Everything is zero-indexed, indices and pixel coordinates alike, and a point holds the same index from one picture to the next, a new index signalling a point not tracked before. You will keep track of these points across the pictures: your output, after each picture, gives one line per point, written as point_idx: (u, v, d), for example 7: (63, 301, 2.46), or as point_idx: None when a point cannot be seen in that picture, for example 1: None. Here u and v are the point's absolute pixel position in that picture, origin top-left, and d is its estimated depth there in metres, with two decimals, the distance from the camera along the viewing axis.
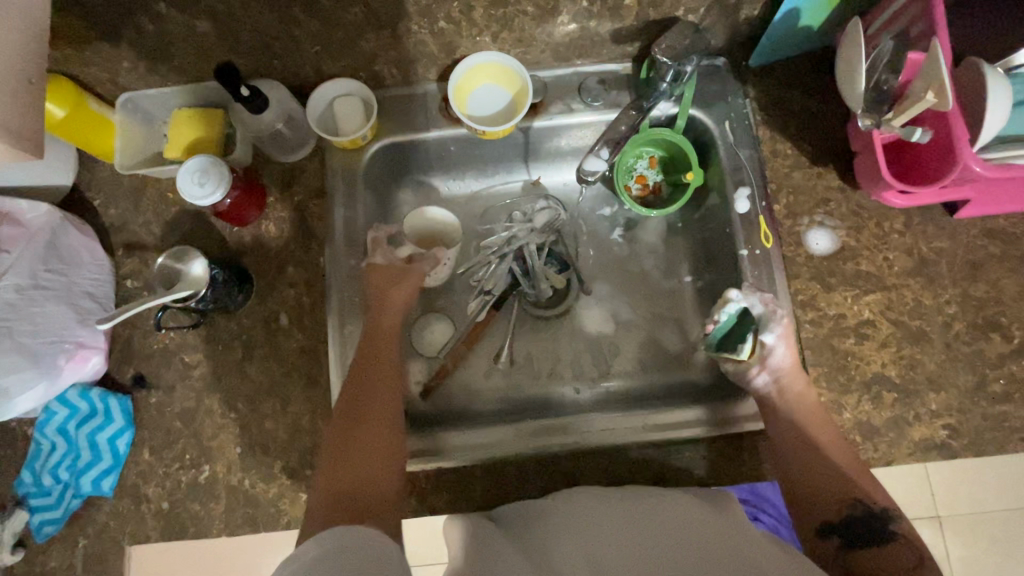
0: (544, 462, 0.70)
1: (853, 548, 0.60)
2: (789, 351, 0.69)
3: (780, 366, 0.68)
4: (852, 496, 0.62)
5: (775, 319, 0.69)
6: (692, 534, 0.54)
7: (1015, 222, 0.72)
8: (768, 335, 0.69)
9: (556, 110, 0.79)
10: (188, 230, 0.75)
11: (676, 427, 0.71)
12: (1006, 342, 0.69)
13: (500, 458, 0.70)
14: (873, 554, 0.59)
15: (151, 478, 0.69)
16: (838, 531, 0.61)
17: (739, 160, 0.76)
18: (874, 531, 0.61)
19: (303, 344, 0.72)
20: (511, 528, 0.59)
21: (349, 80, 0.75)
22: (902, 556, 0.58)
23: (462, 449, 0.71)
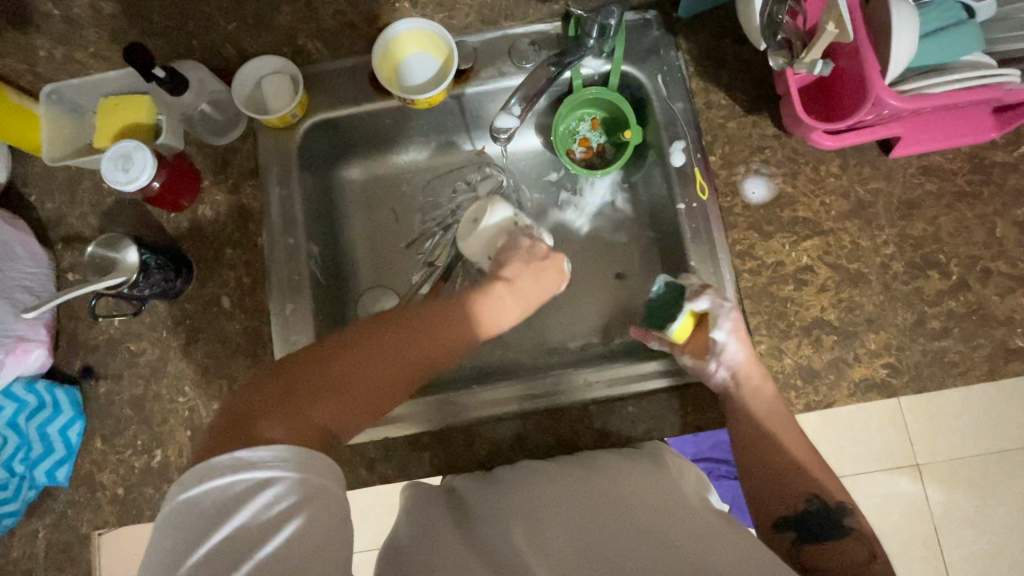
0: (514, 421, 0.70)
1: (805, 540, 0.61)
2: (742, 345, 0.66)
3: (734, 360, 0.66)
4: (807, 492, 0.63)
5: (723, 314, 0.67)
6: (638, 495, 0.54)
7: (951, 158, 0.72)
8: (718, 332, 0.66)
9: (487, 75, 0.77)
10: (124, 219, 0.74)
11: (638, 380, 0.71)
12: (945, 279, 0.69)
13: (468, 422, 0.71)
14: (825, 550, 0.60)
15: (105, 465, 0.70)
16: (794, 525, 0.62)
17: (673, 113, 0.76)
18: (830, 525, 0.62)
19: (246, 324, 0.72)
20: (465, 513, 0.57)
21: (274, 57, 0.74)
22: (853, 551, 0.60)
23: (436, 410, 0.71)
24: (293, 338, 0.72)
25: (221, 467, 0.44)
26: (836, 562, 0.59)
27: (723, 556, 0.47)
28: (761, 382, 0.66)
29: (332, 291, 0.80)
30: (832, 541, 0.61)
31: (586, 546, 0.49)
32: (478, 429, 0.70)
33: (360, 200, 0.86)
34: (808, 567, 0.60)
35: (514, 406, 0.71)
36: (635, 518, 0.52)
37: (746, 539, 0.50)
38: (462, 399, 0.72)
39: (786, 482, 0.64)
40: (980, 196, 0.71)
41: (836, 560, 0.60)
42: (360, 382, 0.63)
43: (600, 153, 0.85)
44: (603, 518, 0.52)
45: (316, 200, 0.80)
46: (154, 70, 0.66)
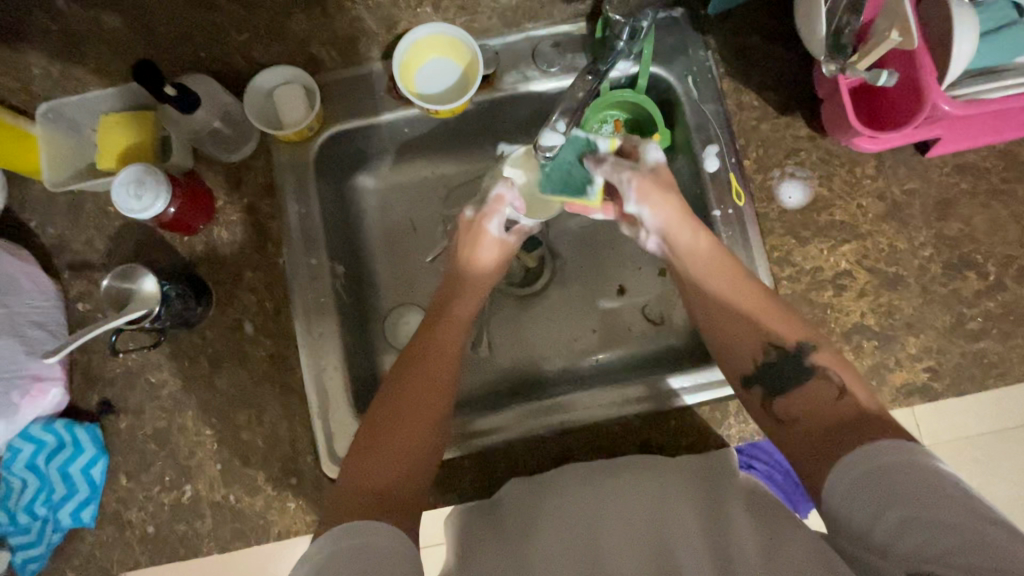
0: (532, 446, 0.69)
1: (776, 395, 0.63)
2: (655, 209, 0.70)
3: (657, 226, 0.71)
4: (767, 340, 0.64)
5: (626, 190, 0.71)
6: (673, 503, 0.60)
7: (985, 157, 0.71)
8: (629, 205, 0.71)
9: (511, 80, 0.74)
10: (134, 243, 0.70)
11: (615, 404, 0.70)
12: (982, 279, 0.69)
13: (504, 446, 0.69)
14: (797, 396, 0.61)
15: (133, 503, 0.67)
16: (761, 380, 0.63)
17: (704, 115, 0.73)
18: (795, 371, 0.62)
19: (271, 350, 0.69)
20: (510, 516, 0.62)
21: (286, 67, 0.70)
22: (823, 390, 0.60)
23: (462, 436, 0.69)
24: (322, 363, 0.69)
25: (347, 530, 0.52)
26: (807, 404, 0.61)
27: (741, 555, 0.54)
28: (694, 237, 0.69)
29: (356, 310, 0.77)
30: (801, 386, 0.62)
31: (615, 551, 0.57)
32: (517, 449, 0.69)
33: (378, 212, 0.83)
34: (783, 416, 0.61)
35: (535, 426, 0.69)
36: (662, 524, 0.58)
37: (778, 528, 0.55)
38: (478, 429, 0.70)
39: (743, 338, 0.65)
40: (1014, 194, 0.70)
41: (811, 404, 0.60)
42: (396, 438, 0.61)
43: None
44: (634, 523, 0.59)
45: (335, 216, 0.76)
46: (165, 88, 0.62)
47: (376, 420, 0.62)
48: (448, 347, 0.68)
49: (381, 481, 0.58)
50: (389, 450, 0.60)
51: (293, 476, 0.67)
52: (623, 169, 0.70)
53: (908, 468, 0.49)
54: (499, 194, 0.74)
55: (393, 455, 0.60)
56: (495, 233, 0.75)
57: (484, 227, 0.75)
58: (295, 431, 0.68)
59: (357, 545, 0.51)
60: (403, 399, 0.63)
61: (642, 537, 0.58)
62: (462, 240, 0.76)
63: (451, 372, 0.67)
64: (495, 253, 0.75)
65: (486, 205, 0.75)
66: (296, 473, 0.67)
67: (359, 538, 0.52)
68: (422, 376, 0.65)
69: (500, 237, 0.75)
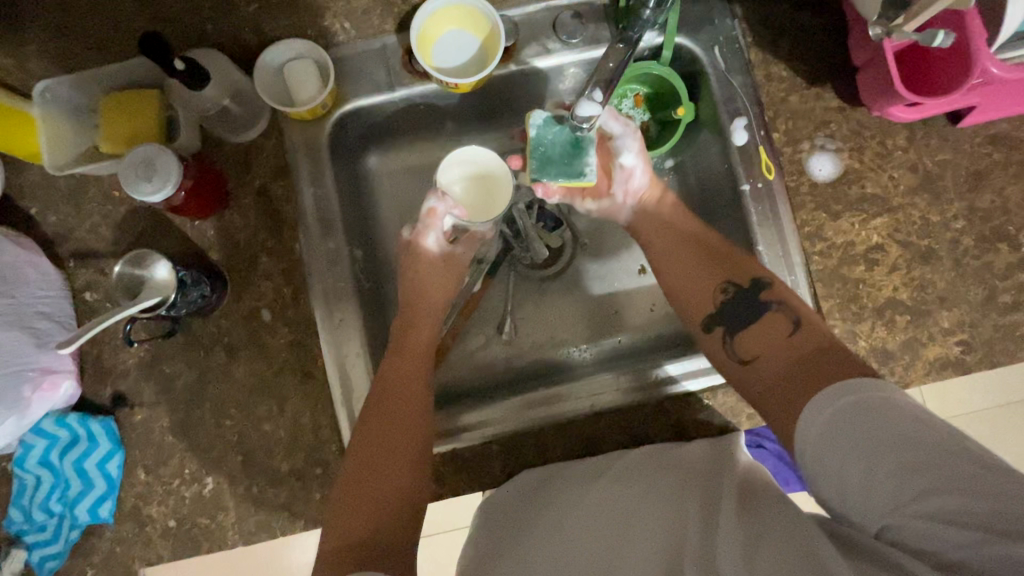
0: (549, 433, 0.67)
1: (736, 331, 0.63)
2: (646, 170, 0.74)
3: (639, 187, 0.74)
4: (724, 280, 0.66)
5: (628, 139, 0.72)
6: (677, 498, 0.55)
7: (1017, 126, 0.70)
8: (628, 157, 0.73)
9: (531, 52, 0.71)
10: (143, 229, 0.67)
11: (598, 392, 0.69)
12: (1014, 252, 0.68)
13: (517, 433, 0.67)
14: (752, 332, 0.62)
15: (152, 498, 0.65)
16: (720, 320, 0.64)
17: (732, 87, 0.71)
18: (754, 306, 0.63)
19: (290, 338, 0.67)
20: (505, 527, 0.60)
21: (298, 40, 0.67)
22: (780, 328, 0.60)
23: (477, 428, 0.68)
24: (343, 350, 0.67)
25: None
26: (764, 338, 0.61)
27: (725, 545, 0.47)
28: (661, 198, 0.74)
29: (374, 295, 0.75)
30: (756, 322, 0.62)
31: (605, 547, 0.52)
32: (534, 441, 0.67)
33: (393, 195, 0.80)
34: (747, 358, 0.61)
35: (519, 422, 0.68)
36: (660, 522, 0.52)
37: (763, 520, 0.49)
38: (463, 423, 0.69)
39: (699, 278, 0.67)
40: None
41: (764, 341, 0.61)
42: (382, 452, 0.59)
43: (644, 131, 0.80)
44: (625, 520, 0.54)
45: (350, 198, 0.74)
46: (174, 62, 0.59)
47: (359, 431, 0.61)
48: (412, 359, 0.67)
49: (366, 530, 0.55)
50: (376, 483, 0.58)
51: (318, 466, 0.65)
52: (620, 119, 0.72)
53: (859, 414, 0.47)
54: (431, 208, 0.70)
55: (383, 464, 0.59)
56: (434, 246, 0.73)
57: (422, 245, 0.72)
58: (318, 420, 0.66)
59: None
60: (379, 405, 0.62)
61: (634, 536, 0.52)
62: (406, 260, 0.74)
63: (421, 385, 0.65)
64: (440, 267, 0.74)
65: (419, 222, 0.72)
66: (321, 462, 0.65)
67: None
68: (387, 399, 0.62)
69: (443, 249, 0.74)
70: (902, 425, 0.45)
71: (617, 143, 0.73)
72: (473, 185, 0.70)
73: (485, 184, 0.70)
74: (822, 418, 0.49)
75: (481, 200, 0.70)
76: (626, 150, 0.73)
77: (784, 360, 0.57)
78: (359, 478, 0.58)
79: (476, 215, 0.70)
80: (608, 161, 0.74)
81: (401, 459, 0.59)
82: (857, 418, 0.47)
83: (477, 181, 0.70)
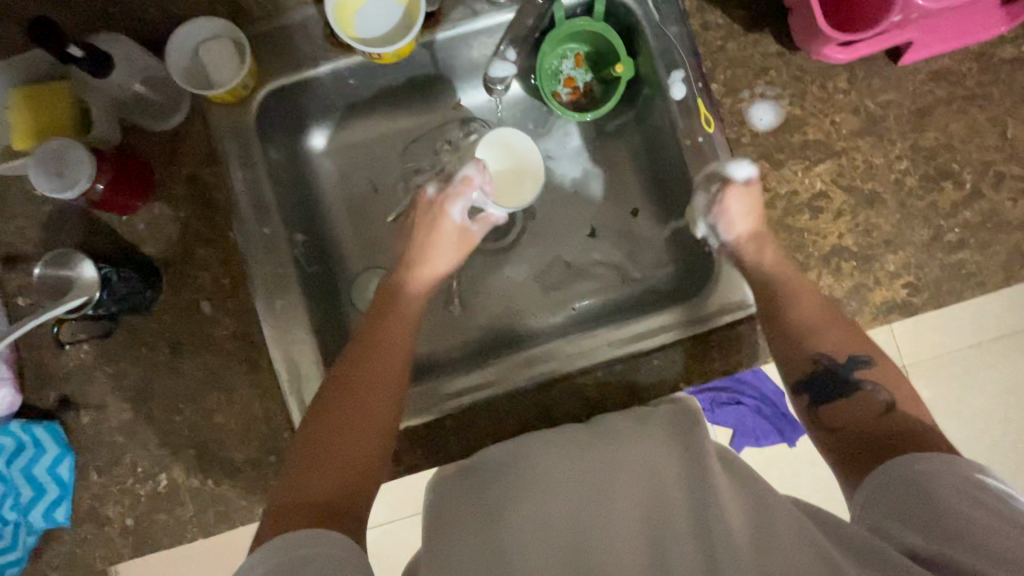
0: (507, 405, 0.67)
1: (820, 403, 0.60)
2: (747, 218, 0.66)
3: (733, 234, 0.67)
4: (815, 352, 0.61)
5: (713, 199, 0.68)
6: (657, 475, 0.54)
7: (960, 60, 0.68)
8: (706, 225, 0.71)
9: (459, 16, 0.68)
10: (71, 228, 0.65)
11: (586, 354, 0.69)
12: (958, 189, 0.67)
13: (494, 398, 0.67)
14: (841, 406, 0.58)
15: (108, 498, 0.65)
16: (810, 389, 0.60)
17: (667, 39, 0.70)
18: (843, 384, 0.59)
19: (233, 329, 0.66)
20: (472, 500, 0.57)
21: (210, 19, 0.64)
22: (868, 406, 0.57)
23: (456, 396, 0.69)
24: (288, 337, 0.66)
25: (290, 539, 0.45)
26: (855, 420, 0.57)
27: (727, 542, 0.47)
28: (759, 250, 0.66)
29: (321, 280, 0.73)
30: (845, 398, 0.58)
31: (588, 537, 0.50)
32: (482, 414, 0.67)
33: (334, 176, 0.78)
34: (828, 424, 0.59)
35: (501, 388, 0.68)
36: (642, 498, 0.53)
37: (771, 518, 0.49)
38: (452, 390, 0.69)
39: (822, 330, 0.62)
40: (990, 97, 0.68)
41: (852, 415, 0.57)
42: (354, 415, 0.55)
43: (587, 93, 0.78)
44: (607, 494, 0.53)
45: (285, 181, 0.71)
46: (68, 48, 0.57)
47: (331, 390, 0.57)
48: (396, 323, 0.63)
49: (332, 493, 0.51)
50: (332, 452, 0.53)
51: (272, 454, 0.65)
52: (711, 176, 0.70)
53: (910, 486, 0.47)
54: (469, 176, 0.69)
55: (353, 429, 0.55)
56: (457, 218, 0.69)
57: (445, 209, 0.68)
58: (269, 409, 0.65)
59: (309, 555, 0.44)
60: (356, 365, 0.58)
61: (619, 511, 0.52)
62: (421, 221, 0.69)
63: (403, 347, 0.61)
64: (453, 240, 0.69)
65: (451, 186, 0.68)
66: (275, 450, 0.65)
67: (309, 547, 0.44)
68: (369, 358, 0.59)
69: (461, 223, 0.69)
70: (945, 490, 0.45)
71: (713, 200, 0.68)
72: (508, 165, 0.73)
73: (517, 171, 0.73)
74: (908, 467, 0.48)
75: (509, 185, 0.73)
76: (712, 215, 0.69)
77: (877, 432, 0.54)
78: (324, 443, 0.54)
79: (504, 200, 0.73)
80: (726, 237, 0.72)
81: (375, 418, 0.56)
82: (913, 484, 0.47)
83: (513, 161, 0.73)
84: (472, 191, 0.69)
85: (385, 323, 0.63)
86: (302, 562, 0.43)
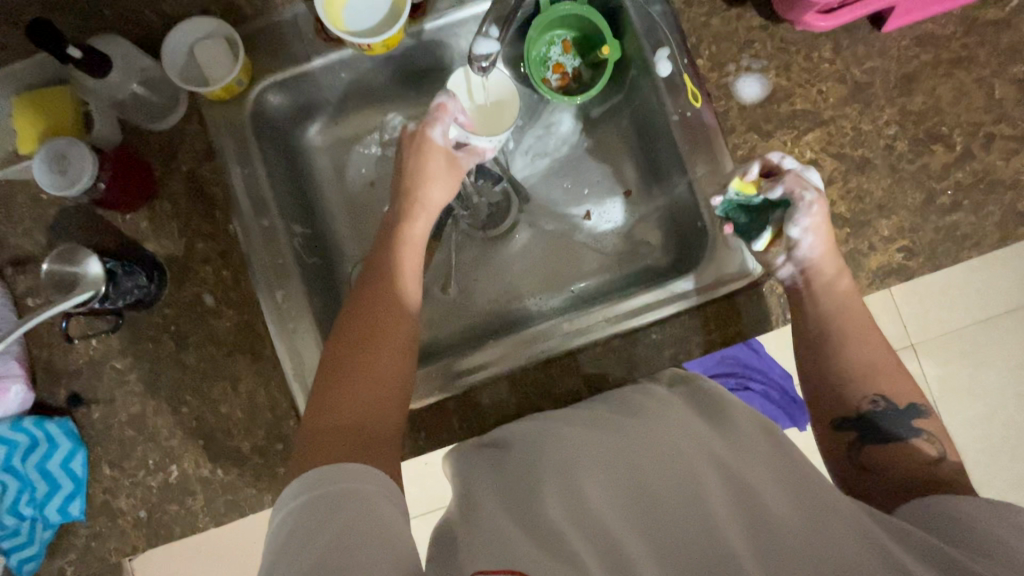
0: (508, 384, 0.68)
1: (867, 442, 0.58)
2: (819, 239, 0.63)
3: (807, 256, 0.64)
4: (873, 392, 0.59)
5: (802, 209, 0.63)
6: (692, 450, 0.51)
7: (944, 25, 0.69)
8: (793, 229, 0.63)
9: (445, 5, 0.70)
10: (75, 228, 0.67)
11: (586, 331, 0.69)
12: (949, 151, 0.67)
13: (499, 376, 0.68)
14: (890, 450, 0.57)
15: (120, 491, 0.66)
16: (856, 426, 0.59)
17: (651, 18, 0.71)
18: (895, 426, 0.58)
19: (236, 321, 0.67)
20: (498, 471, 0.54)
21: (203, 19, 0.66)
22: (919, 453, 0.56)
23: (464, 376, 0.69)
24: (291, 326, 0.67)
25: (321, 474, 0.45)
26: (900, 459, 0.56)
27: (780, 519, 0.45)
28: (835, 277, 0.64)
29: (321, 271, 0.74)
30: (894, 445, 0.57)
31: (630, 505, 0.47)
32: (484, 394, 0.67)
33: (330, 169, 0.79)
34: (867, 465, 0.58)
35: (504, 367, 0.69)
36: (680, 461, 0.50)
37: (813, 496, 0.47)
38: (461, 368, 0.70)
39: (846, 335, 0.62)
40: (976, 59, 0.68)
41: (901, 460, 0.56)
42: (357, 381, 0.54)
43: (576, 78, 0.79)
44: (642, 466, 0.50)
45: (282, 174, 0.73)
46: (68, 49, 0.58)
47: (333, 356, 0.56)
48: (395, 294, 0.61)
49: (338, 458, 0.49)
50: (343, 403, 0.53)
51: (278, 443, 0.66)
52: (810, 186, 0.63)
53: (945, 515, 0.47)
54: (442, 104, 0.67)
55: (356, 394, 0.54)
56: (440, 142, 0.67)
57: (427, 136, 0.67)
58: (274, 397, 0.66)
59: (346, 489, 0.44)
60: (355, 332, 0.57)
61: (661, 476, 0.49)
62: (406, 154, 0.68)
63: (399, 316, 0.59)
64: (440, 166, 0.68)
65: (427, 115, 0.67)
66: (281, 438, 0.66)
67: (345, 483, 0.45)
68: (368, 324, 0.57)
69: (446, 149, 0.68)
70: (987, 518, 0.45)
71: (793, 210, 0.64)
72: (489, 101, 0.71)
73: (496, 106, 0.71)
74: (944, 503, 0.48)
75: (490, 119, 0.71)
76: (791, 226, 0.63)
77: (920, 478, 0.54)
78: (327, 415, 0.52)
79: (483, 131, 0.71)
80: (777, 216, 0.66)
81: (382, 387, 0.55)
82: (946, 514, 0.47)
83: (490, 96, 0.71)
84: (449, 121, 0.67)
85: (383, 290, 0.60)
86: (341, 495, 0.44)
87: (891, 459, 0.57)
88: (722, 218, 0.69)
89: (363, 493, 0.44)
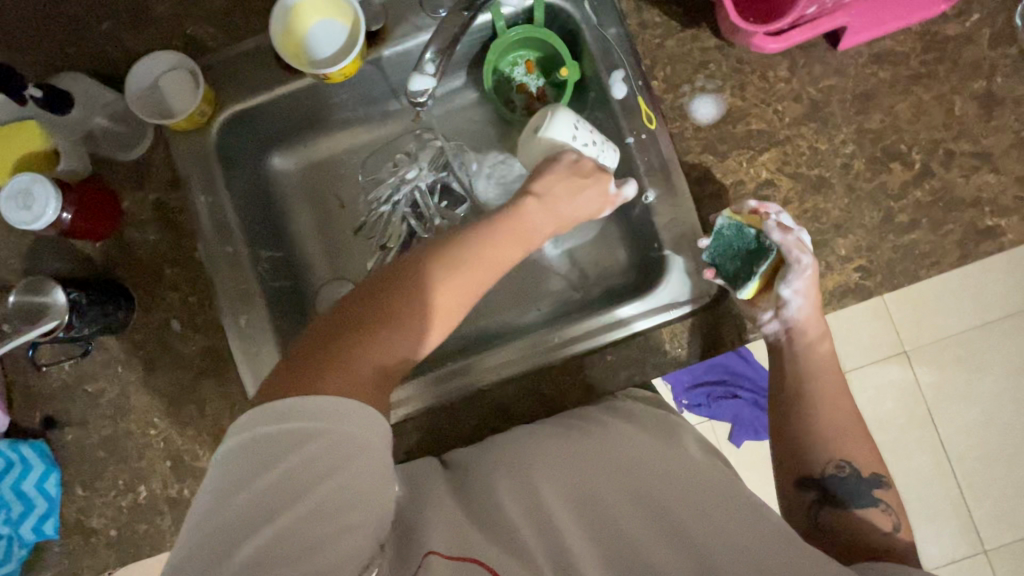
0: (463, 404, 0.69)
1: (827, 502, 0.60)
2: (807, 302, 0.64)
3: (795, 317, 0.64)
4: (840, 457, 0.61)
5: (797, 270, 0.63)
6: (644, 472, 0.55)
7: (902, 41, 0.68)
8: (785, 289, 0.63)
9: (402, 33, 0.71)
10: (48, 257, 0.69)
11: (540, 351, 0.69)
12: (908, 169, 0.67)
13: (456, 396, 0.69)
14: (848, 515, 0.59)
15: (92, 510, 0.68)
16: (818, 485, 0.61)
17: (607, 40, 0.71)
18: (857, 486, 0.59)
19: (203, 345, 0.69)
20: (454, 477, 0.57)
21: (167, 53, 0.68)
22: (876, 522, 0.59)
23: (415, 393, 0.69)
24: (254, 351, 0.69)
25: (304, 407, 0.43)
26: (855, 526, 0.59)
27: (715, 546, 0.48)
28: (815, 337, 0.65)
29: (288, 293, 0.76)
30: (857, 514, 0.59)
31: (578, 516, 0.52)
32: (445, 417, 0.68)
33: (299, 192, 0.81)
34: (824, 526, 0.60)
35: (462, 389, 0.69)
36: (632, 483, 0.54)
37: (749, 526, 0.50)
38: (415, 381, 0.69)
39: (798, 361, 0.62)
40: (935, 75, 0.68)
41: (856, 525, 0.59)
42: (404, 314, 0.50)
43: (541, 97, 0.79)
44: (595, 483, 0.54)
45: (250, 200, 0.75)
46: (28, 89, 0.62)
47: (397, 279, 0.51)
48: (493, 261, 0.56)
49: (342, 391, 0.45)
50: (379, 334, 0.48)
51: None
52: (808, 251, 0.63)
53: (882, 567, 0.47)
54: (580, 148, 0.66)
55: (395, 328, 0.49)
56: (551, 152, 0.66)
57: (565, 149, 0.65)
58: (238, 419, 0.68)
59: (333, 434, 0.43)
60: (434, 270, 0.52)
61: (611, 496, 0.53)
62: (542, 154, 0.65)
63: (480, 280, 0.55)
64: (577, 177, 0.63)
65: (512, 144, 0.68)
66: None
67: (338, 422, 0.43)
68: (452, 268, 0.53)
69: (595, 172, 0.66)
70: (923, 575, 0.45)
71: (787, 270, 0.63)
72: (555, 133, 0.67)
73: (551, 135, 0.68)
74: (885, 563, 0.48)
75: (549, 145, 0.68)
76: (785, 284, 0.63)
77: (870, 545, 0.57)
78: (355, 336, 0.48)
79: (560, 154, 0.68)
80: (768, 271, 0.65)
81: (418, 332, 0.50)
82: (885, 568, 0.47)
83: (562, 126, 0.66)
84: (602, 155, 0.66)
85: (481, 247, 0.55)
86: (325, 440, 0.42)
87: (850, 524, 0.59)
88: (706, 261, 0.67)
89: (349, 447, 0.43)
